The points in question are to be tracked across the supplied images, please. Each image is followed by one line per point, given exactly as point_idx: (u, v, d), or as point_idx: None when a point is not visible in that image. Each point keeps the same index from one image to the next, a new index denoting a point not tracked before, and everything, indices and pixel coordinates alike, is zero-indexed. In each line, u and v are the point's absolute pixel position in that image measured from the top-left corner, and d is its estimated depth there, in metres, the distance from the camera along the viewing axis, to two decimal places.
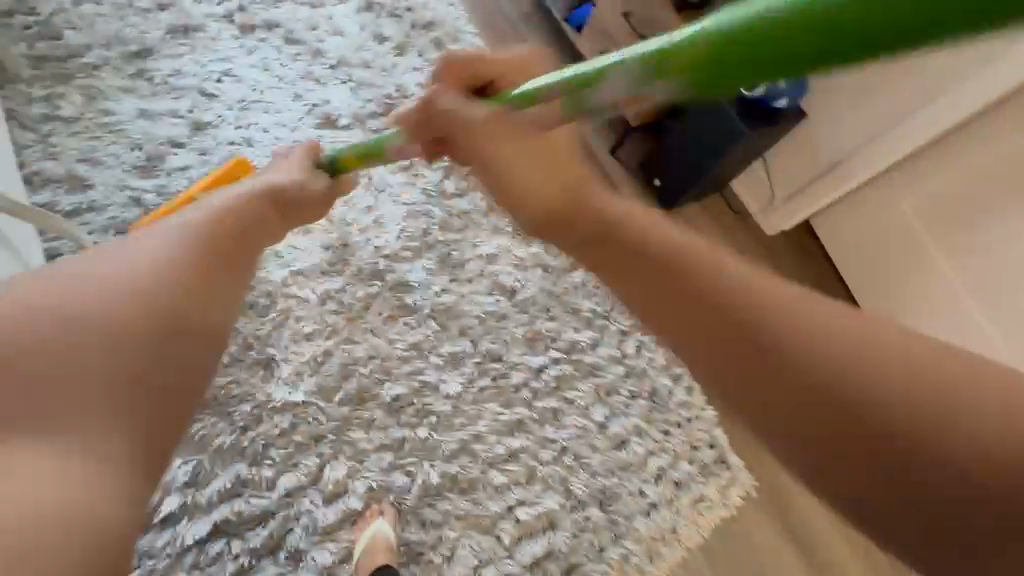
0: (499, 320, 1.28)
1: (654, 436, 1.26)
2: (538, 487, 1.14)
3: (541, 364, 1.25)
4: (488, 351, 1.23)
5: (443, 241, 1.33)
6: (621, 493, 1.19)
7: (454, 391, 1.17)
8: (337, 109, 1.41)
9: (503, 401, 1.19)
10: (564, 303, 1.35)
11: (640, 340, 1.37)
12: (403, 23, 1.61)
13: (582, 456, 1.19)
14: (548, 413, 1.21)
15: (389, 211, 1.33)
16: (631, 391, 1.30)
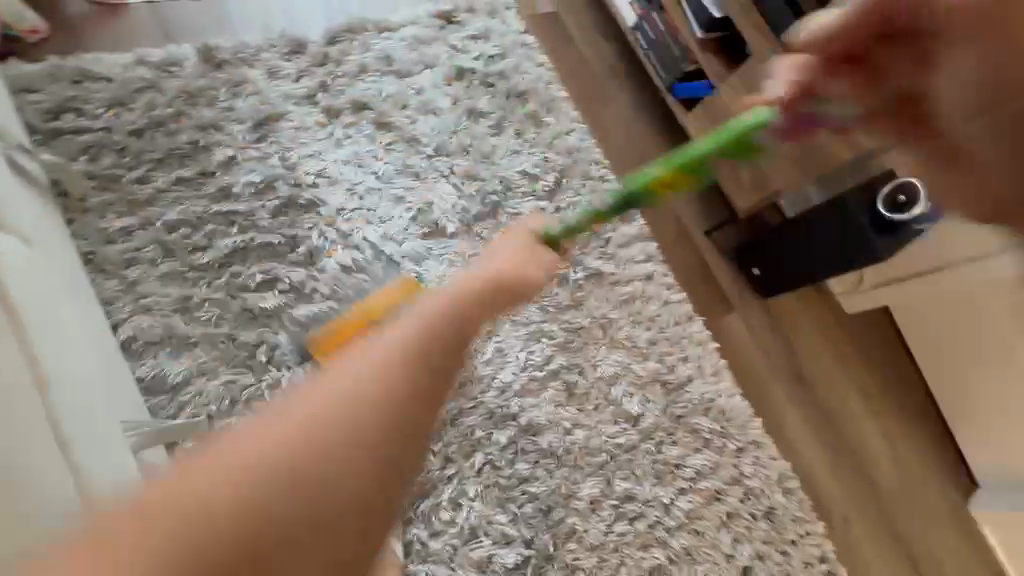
0: (628, 452, 1.24)
1: (774, 558, 1.29)
2: None
3: (671, 498, 1.24)
4: (624, 492, 1.19)
5: (567, 367, 1.26)
6: None
7: (595, 541, 1.13)
8: (443, 211, 1.27)
9: (642, 545, 1.17)
10: (685, 426, 1.32)
11: (755, 457, 1.36)
12: (496, 94, 1.44)
13: None
14: (683, 552, 1.21)
15: (509, 339, 1.23)
16: (752, 515, 1.31)
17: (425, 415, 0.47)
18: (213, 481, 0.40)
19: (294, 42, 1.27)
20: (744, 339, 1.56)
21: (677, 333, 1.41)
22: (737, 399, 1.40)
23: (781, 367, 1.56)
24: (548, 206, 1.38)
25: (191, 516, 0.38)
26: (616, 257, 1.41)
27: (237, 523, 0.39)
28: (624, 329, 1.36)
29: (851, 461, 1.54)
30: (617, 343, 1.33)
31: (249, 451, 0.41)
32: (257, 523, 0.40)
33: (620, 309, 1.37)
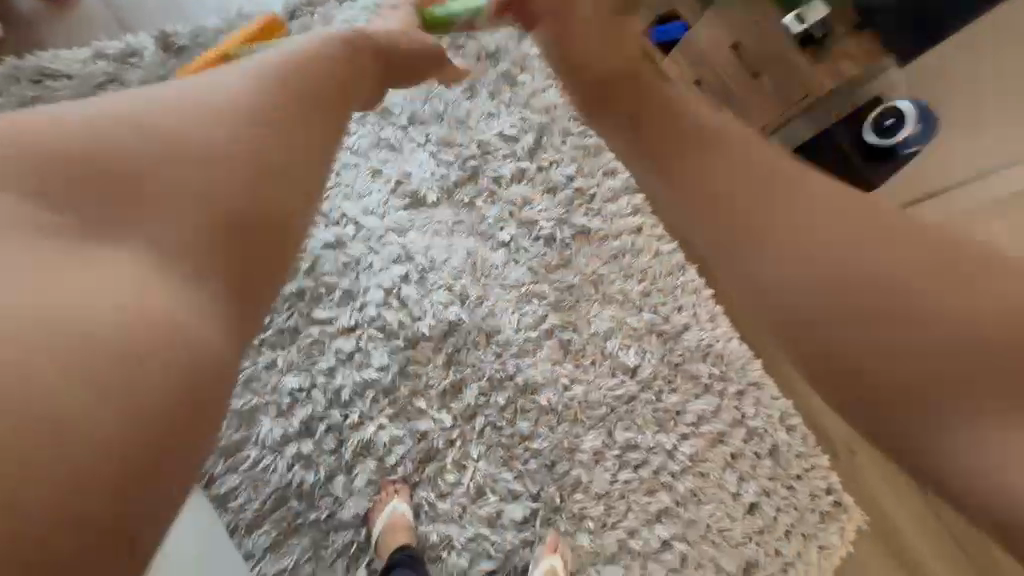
0: (628, 403, 1.25)
1: (781, 493, 1.31)
2: (691, 569, 1.18)
3: (673, 444, 1.25)
4: (627, 441, 1.21)
5: (561, 324, 1.26)
6: (763, 562, 1.24)
7: (601, 490, 1.16)
8: (423, 181, 1.26)
9: (647, 491, 1.20)
10: (684, 373, 1.33)
11: (757, 398, 1.37)
12: (467, 56, 1.41)
13: (724, 531, 1.23)
14: (689, 494, 1.23)
15: (500, 303, 1.23)
16: (756, 453, 1.32)
17: (253, 282, 0.61)
18: (147, 143, 0.59)
19: (252, 21, 1.24)
20: None
21: (670, 283, 1.40)
22: (735, 343, 1.40)
23: None
24: (529, 167, 1.36)
25: (174, 150, 0.60)
26: (603, 212, 1.40)
27: (109, 387, 0.48)
28: (615, 284, 1.36)
29: None
30: (610, 298, 1.33)
31: (209, 140, 0.62)
32: (230, 255, 0.59)
33: (610, 264, 1.37)
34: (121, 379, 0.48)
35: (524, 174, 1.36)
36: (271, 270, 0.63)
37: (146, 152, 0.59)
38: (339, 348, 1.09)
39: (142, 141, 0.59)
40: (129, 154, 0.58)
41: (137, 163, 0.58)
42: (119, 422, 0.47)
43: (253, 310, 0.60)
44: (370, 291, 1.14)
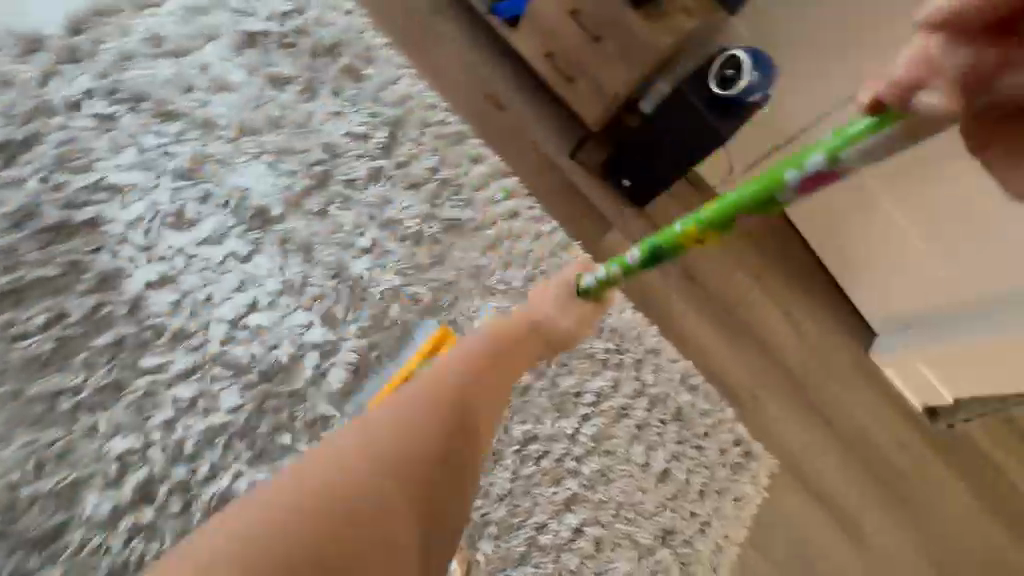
0: (523, 394, 1.21)
1: (689, 454, 1.31)
2: (607, 551, 1.15)
3: (575, 427, 1.22)
4: (525, 434, 1.17)
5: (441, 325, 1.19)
6: (680, 526, 1.23)
7: (502, 490, 1.11)
8: (264, 195, 1.14)
9: (553, 480, 1.16)
10: (578, 353, 1.30)
11: (656, 364, 1.37)
12: (300, 53, 1.29)
13: (637, 504, 1.21)
14: (597, 474, 1.20)
15: (370, 314, 1.14)
16: (661, 419, 1.32)
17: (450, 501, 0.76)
18: (419, 415, 0.76)
19: (26, 40, 1.07)
20: (629, 252, 1.54)
21: (553, 264, 1.37)
22: (627, 313, 1.39)
23: (670, 272, 1.57)
24: (386, 165, 1.28)
25: (406, 431, 0.73)
26: (474, 202, 1.34)
27: (264, 543, 0.61)
28: (496, 274, 1.30)
29: (751, 342, 1.58)
30: (491, 289, 1.27)
31: (426, 418, 0.76)
32: (342, 471, 0.68)
33: (488, 254, 1.31)
34: (324, 488, 0.66)
35: (382, 174, 1.27)
36: (373, 475, 0.69)
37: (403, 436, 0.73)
38: (180, 397, 0.96)
39: (386, 423, 0.73)
40: (391, 459, 0.71)
41: (426, 424, 0.75)
42: (228, 553, 0.60)
43: (463, 466, 0.78)
44: (214, 325, 1.02)
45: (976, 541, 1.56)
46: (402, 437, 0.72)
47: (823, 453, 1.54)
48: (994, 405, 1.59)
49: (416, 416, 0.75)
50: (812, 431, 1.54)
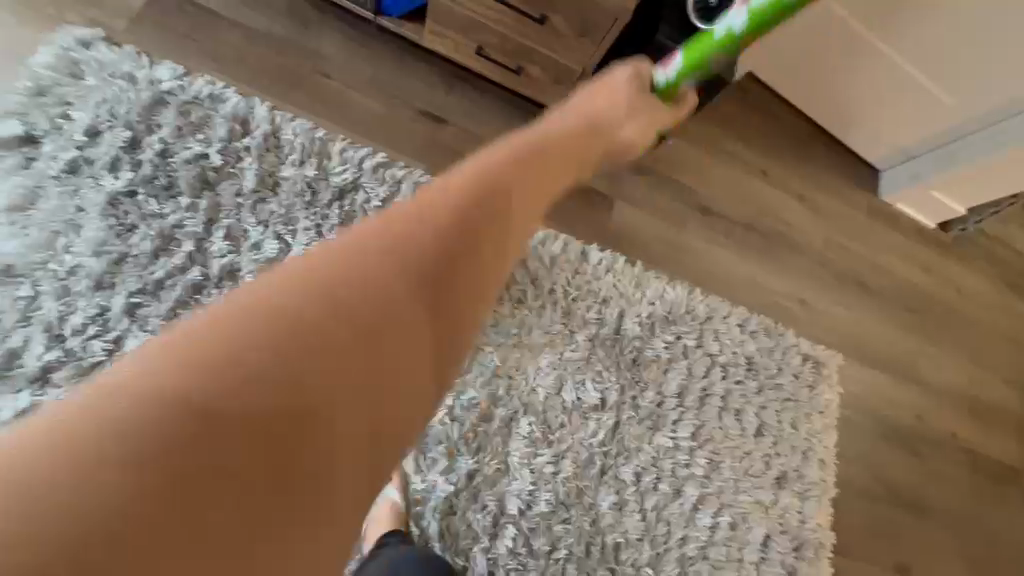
0: (615, 433, 1.17)
1: (773, 395, 1.34)
2: (743, 526, 1.22)
3: (672, 435, 1.22)
4: (635, 470, 1.16)
5: (511, 417, 1.10)
6: (789, 464, 1.31)
7: (640, 531, 1.13)
8: None
9: (676, 493, 1.18)
10: (644, 363, 1.24)
11: (715, 330, 1.33)
12: (188, 187, 1.02)
13: (748, 469, 1.26)
14: (708, 465, 1.23)
15: (442, 448, 1.04)
16: (739, 380, 1.32)
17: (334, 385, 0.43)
18: (458, 195, 0.52)
19: None
20: (643, 220, 1.39)
21: (582, 281, 1.24)
22: (669, 293, 1.31)
23: (682, 216, 1.45)
24: None
25: (171, 427, 0.37)
26: None
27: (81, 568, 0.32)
28: (533, 327, 1.18)
29: (782, 242, 1.55)
30: (536, 347, 1.16)
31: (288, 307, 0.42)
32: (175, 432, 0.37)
33: (515, 309, 1.18)
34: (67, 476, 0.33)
35: None
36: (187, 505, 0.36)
37: (445, 219, 0.51)
38: None
39: (441, 194, 0.52)
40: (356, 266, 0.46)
41: (461, 237, 0.51)
42: None
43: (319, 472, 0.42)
44: None
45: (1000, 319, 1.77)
46: (395, 250, 0.48)
47: (873, 318, 1.59)
48: (990, 209, 1.70)
49: (503, 166, 0.57)
50: (857, 300, 1.59)
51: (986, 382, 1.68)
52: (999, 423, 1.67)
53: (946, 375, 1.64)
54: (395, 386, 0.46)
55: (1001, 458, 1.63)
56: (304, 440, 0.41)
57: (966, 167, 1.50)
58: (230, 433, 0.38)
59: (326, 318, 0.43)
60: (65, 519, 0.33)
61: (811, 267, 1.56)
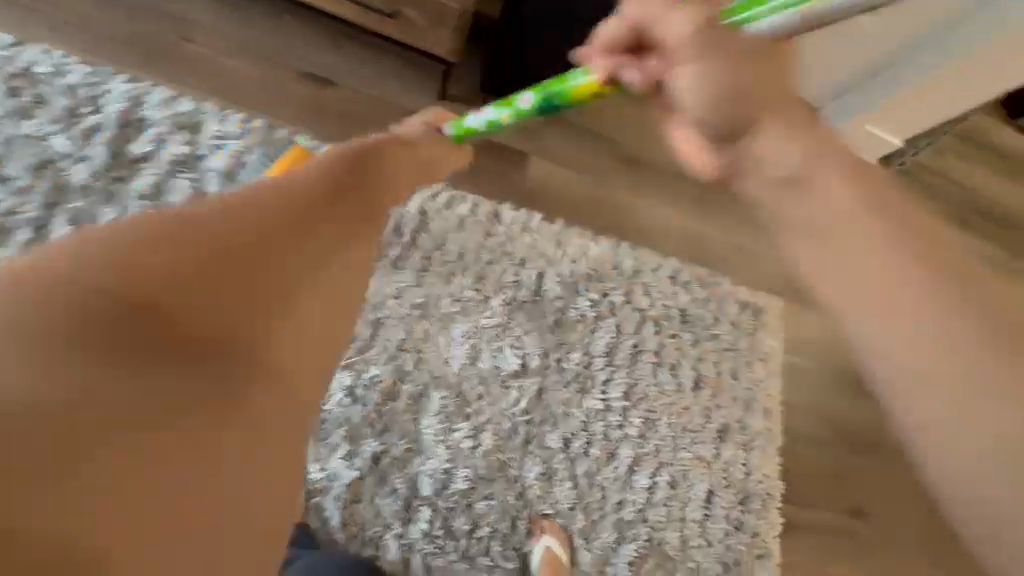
0: (539, 400, 1.10)
1: (710, 346, 1.29)
2: (684, 484, 1.16)
3: (603, 397, 1.15)
4: (563, 437, 1.10)
5: (422, 393, 1.02)
6: (730, 416, 1.26)
7: (571, 499, 1.07)
8: None
9: (609, 457, 1.12)
10: (568, 324, 1.17)
11: (645, 284, 1.26)
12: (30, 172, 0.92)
13: (687, 425, 1.21)
14: (644, 425, 1.17)
15: (343, 432, 0.96)
16: (673, 334, 1.25)
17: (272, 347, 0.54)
18: (277, 203, 0.58)
19: None
20: (563, 175, 1.31)
21: (495, 243, 1.16)
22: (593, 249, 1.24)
23: (607, 169, 1.37)
24: None
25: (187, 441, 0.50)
26: (372, 230, 1.07)
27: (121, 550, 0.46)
28: (442, 296, 1.10)
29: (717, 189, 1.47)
30: (447, 317, 1.08)
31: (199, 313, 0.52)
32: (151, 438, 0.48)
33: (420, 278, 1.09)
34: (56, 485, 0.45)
35: None
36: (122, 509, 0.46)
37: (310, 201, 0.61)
38: None
39: (269, 203, 0.58)
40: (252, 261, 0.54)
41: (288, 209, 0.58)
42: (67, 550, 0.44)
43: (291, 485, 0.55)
44: None
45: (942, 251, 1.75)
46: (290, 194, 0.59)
47: None
48: (928, 138, 1.66)
49: (361, 162, 0.68)
50: None
51: None
52: None
53: None
54: (342, 309, 0.59)
55: None
56: (249, 376, 0.53)
57: (915, 84, 1.24)
58: (145, 284, 0.50)
59: (163, 289, 0.50)
60: (51, 522, 0.44)
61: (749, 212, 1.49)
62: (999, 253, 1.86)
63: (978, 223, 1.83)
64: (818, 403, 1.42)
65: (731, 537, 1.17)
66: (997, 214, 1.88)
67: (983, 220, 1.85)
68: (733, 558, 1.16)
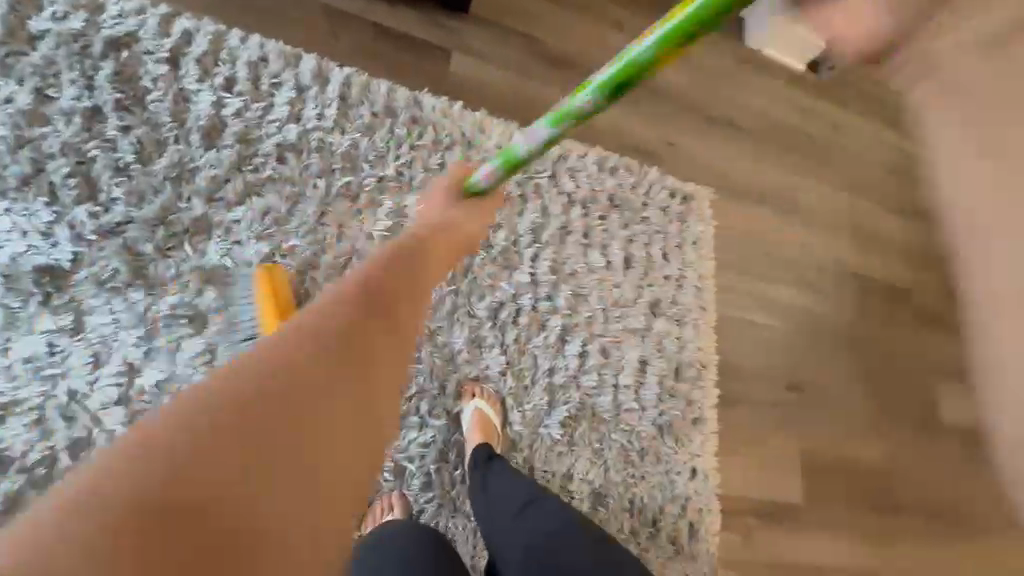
0: (466, 274, 1.11)
1: (639, 229, 1.31)
2: (615, 353, 1.19)
3: (531, 272, 1.17)
4: (491, 307, 1.11)
5: (344, 265, 1.03)
6: (661, 293, 1.29)
7: (501, 365, 1.09)
8: (31, 251, 0.85)
9: (539, 328, 1.14)
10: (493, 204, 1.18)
11: (569, 169, 1.28)
12: None
13: (616, 300, 1.23)
14: (573, 299, 1.19)
15: None
16: (601, 217, 1.28)
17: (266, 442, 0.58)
18: (224, 395, 0.57)
19: None
20: (486, 70, 1.32)
21: (417, 127, 1.16)
22: (517, 135, 1.25)
23: (534, 66, 1.37)
24: (146, 128, 0.96)
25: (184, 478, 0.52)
26: (287, 112, 1.06)
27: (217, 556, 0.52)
28: (363, 175, 1.09)
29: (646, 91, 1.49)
30: (369, 194, 1.08)
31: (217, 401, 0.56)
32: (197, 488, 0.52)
33: (338, 156, 1.08)
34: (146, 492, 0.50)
35: (155, 141, 0.96)
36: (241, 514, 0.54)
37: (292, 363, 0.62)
38: None
39: (163, 427, 0.53)
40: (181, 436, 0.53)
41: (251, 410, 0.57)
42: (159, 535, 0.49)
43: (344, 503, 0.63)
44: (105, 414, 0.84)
45: (875, 152, 1.80)
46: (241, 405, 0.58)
47: (747, 158, 1.58)
48: None
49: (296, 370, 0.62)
50: (729, 142, 1.56)
51: (864, 211, 1.72)
52: (881, 247, 1.71)
53: (824, 206, 1.66)
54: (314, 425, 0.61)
55: (887, 281, 1.67)
56: (308, 445, 0.60)
57: None
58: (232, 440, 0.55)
59: (174, 480, 0.51)
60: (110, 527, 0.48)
61: (680, 113, 1.51)
62: (936, 155, 1.90)
63: (910, 127, 1.88)
64: (755, 288, 1.45)
65: (665, 404, 1.20)
66: None
67: (915, 124, 1.89)
68: (666, 424, 1.18)
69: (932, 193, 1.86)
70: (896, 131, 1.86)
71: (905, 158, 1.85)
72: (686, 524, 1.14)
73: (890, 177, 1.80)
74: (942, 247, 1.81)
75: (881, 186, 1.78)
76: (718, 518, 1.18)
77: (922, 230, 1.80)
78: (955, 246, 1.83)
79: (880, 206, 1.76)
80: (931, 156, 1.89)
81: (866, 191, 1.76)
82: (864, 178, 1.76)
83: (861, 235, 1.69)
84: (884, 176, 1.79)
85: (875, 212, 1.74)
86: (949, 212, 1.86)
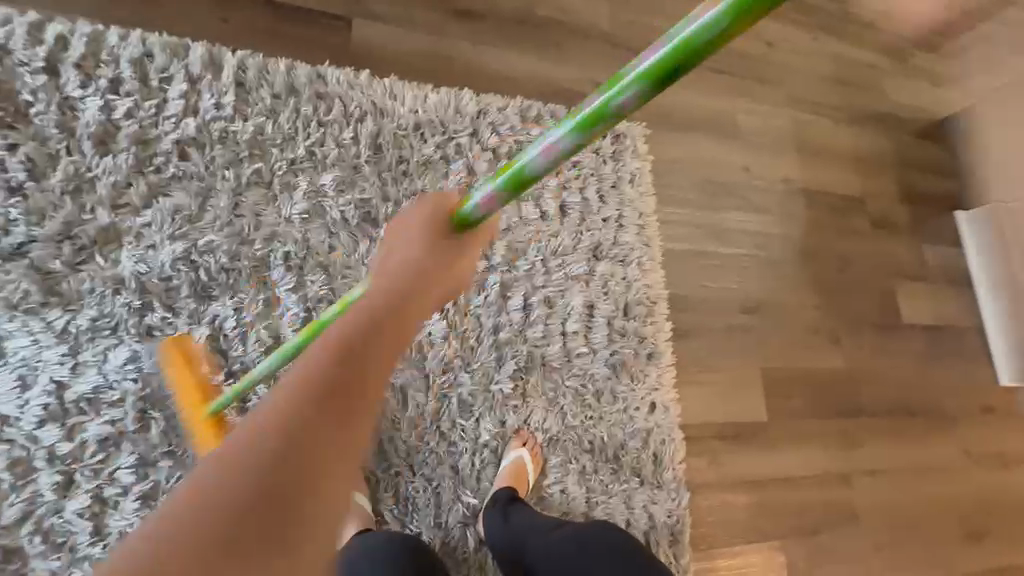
0: None
1: (573, 175, 1.29)
2: (560, 302, 1.19)
3: None
4: None
5: (265, 255, 1.01)
6: (602, 236, 1.28)
7: (444, 330, 1.08)
8: None
9: (477, 289, 1.13)
10: (415, 171, 1.16)
11: (491, 124, 1.25)
12: None
13: (557, 249, 1.22)
14: (510, 255, 1.18)
15: (187, 296, 0.95)
16: None
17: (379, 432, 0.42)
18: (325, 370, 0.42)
19: None
20: (391, 35, 1.27)
21: (322, 102, 1.13)
22: (432, 97, 1.22)
23: (442, 23, 1.32)
24: (33, 143, 0.93)
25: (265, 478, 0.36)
26: (180, 106, 1.03)
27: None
28: (272, 159, 1.06)
29: (565, 33, 1.43)
30: (282, 179, 1.06)
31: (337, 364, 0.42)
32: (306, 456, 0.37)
33: (243, 145, 1.05)
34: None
35: (45, 156, 0.94)
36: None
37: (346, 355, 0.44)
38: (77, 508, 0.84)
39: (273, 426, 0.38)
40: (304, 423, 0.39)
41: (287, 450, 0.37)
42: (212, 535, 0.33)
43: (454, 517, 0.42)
44: (41, 433, 0.85)
45: (815, 62, 1.75)
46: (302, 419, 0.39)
47: (680, 88, 1.53)
48: None
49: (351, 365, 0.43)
50: None
51: (808, 126, 1.69)
52: (829, 159, 1.69)
53: (766, 125, 1.63)
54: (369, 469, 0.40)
55: (837, 194, 1.66)
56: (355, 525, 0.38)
57: None
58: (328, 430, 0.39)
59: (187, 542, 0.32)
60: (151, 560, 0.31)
61: (604, 50, 1.46)
62: (880, 57, 1.85)
63: (851, 31, 1.82)
64: (699, 220, 1.45)
65: (616, 343, 1.20)
66: (872, 18, 1.86)
67: (857, 27, 1.83)
68: (619, 362, 1.19)
69: (879, 97, 1.82)
70: (837, 37, 1.80)
71: (848, 64, 1.80)
72: (649, 454, 1.17)
73: (833, 87, 1.76)
74: (891, 151, 1.79)
75: (824, 97, 1.74)
76: (681, 445, 1.21)
77: (870, 136, 1.78)
78: (905, 148, 1.81)
79: (825, 118, 1.73)
80: (875, 58, 1.84)
81: (810, 104, 1.72)
82: (806, 91, 1.72)
83: (807, 150, 1.66)
84: (827, 86, 1.75)
85: (819, 124, 1.71)
86: (896, 115, 1.83)
